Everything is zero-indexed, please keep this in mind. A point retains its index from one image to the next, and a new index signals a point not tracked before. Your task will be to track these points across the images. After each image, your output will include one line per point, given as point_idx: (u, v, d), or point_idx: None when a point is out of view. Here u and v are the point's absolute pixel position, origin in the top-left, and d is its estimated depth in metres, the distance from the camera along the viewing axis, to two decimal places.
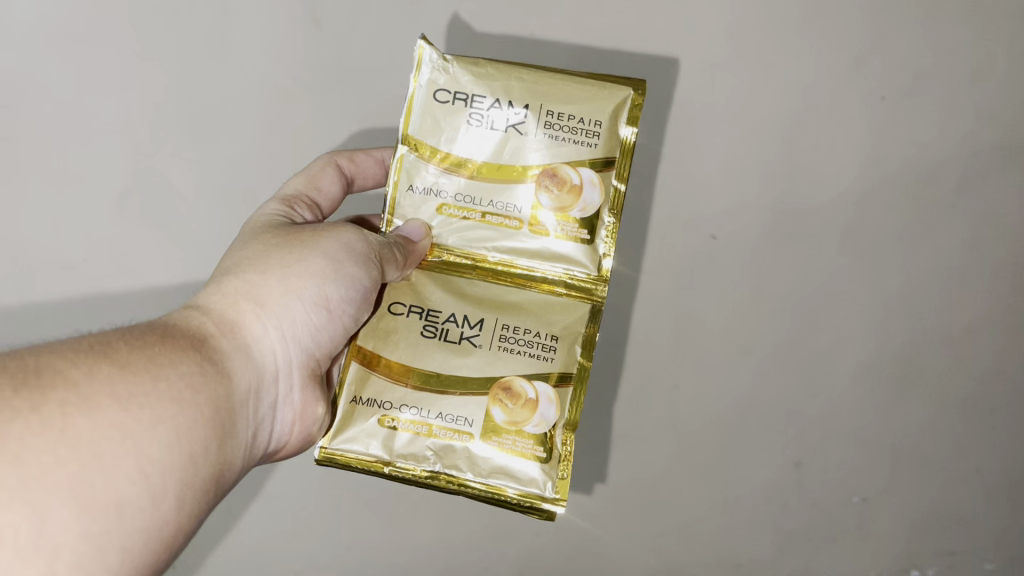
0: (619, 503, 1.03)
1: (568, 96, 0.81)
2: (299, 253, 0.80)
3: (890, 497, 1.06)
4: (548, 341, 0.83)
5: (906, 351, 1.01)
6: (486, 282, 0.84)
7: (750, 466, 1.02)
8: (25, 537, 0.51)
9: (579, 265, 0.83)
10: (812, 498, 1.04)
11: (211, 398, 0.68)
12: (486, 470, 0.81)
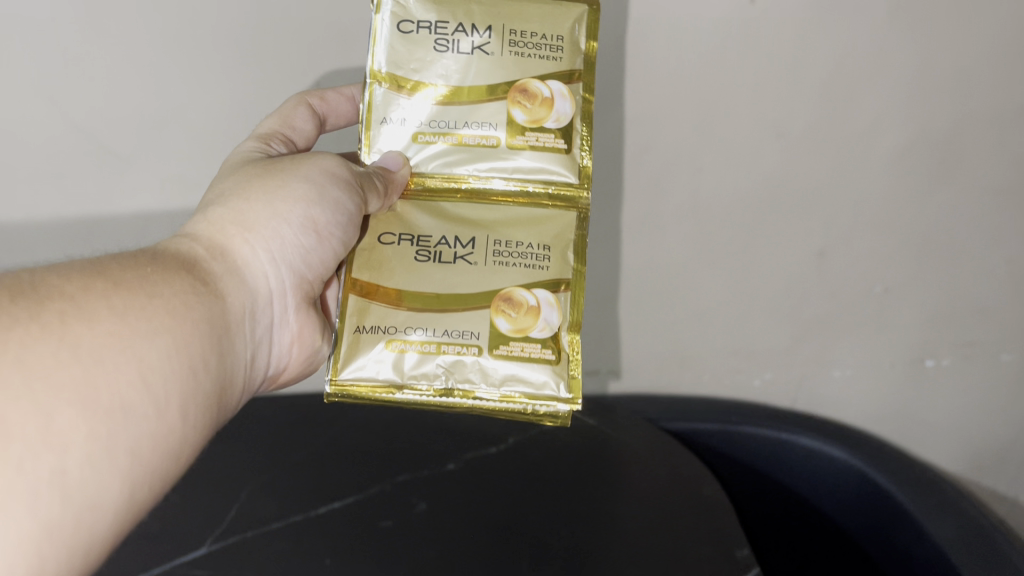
0: (634, 297, 1.02)
1: (529, 13, 0.73)
2: (280, 178, 0.71)
3: (912, 286, 1.02)
4: (540, 251, 0.76)
5: (948, 134, 0.89)
6: (472, 203, 0.76)
7: (771, 252, 0.99)
8: (33, 431, 0.45)
9: (561, 176, 0.76)
10: (833, 287, 1.02)
11: (207, 317, 0.61)
12: (498, 381, 0.75)
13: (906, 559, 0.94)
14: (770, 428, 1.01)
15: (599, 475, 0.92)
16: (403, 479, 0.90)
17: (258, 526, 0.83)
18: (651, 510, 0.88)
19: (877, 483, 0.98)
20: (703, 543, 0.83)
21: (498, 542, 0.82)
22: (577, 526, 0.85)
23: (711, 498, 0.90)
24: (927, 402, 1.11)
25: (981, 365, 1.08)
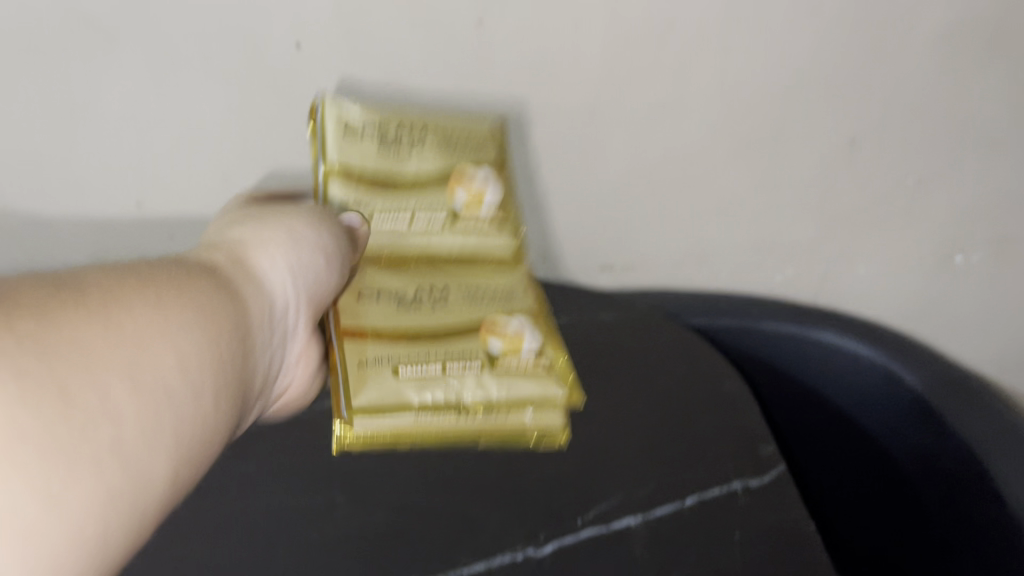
0: (653, 187, 0.97)
1: (454, 126, 0.77)
2: (288, 220, 0.60)
3: (948, 179, 1.03)
4: (502, 302, 0.79)
5: (987, 21, 0.90)
6: (431, 268, 0.79)
7: (802, 141, 0.96)
8: (54, 469, 0.30)
9: (501, 246, 0.81)
10: (862, 175, 1.01)
11: (236, 324, 0.45)
12: (506, 396, 0.74)
13: (927, 455, 0.89)
14: (789, 324, 0.96)
15: (616, 365, 0.81)
16: None
17: None
18: (669, 401, 0.76)
19: (898, 380, 0.91)
20: (726, 439, 0.72)
21: (500, 437, 0.72)
22: (590, 419, 0.75)
23: (736, 396, 0.77)
24: (945, 292, 1.14)
25: (989, 263, 1.12)
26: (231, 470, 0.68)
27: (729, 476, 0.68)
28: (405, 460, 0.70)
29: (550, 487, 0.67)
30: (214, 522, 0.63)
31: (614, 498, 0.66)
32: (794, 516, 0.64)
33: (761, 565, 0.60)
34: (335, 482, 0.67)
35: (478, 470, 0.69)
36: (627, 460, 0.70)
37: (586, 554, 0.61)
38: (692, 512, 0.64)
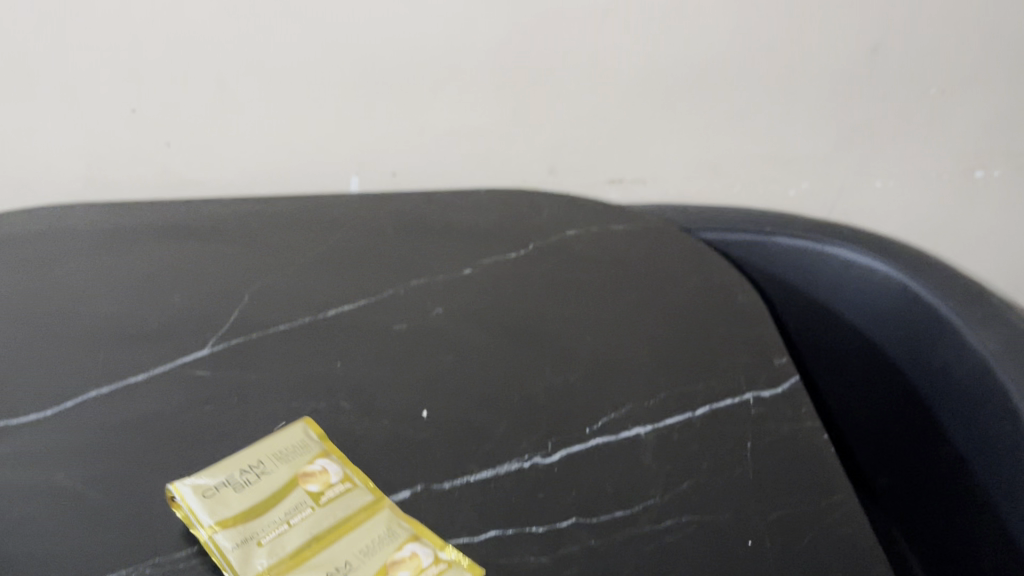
0: (663, 95, 0.99)
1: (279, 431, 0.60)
2: None
3: (973, 91, 1.01)
4: (346, 504, 0.56)
5: None
6: (278, 529, 0.54)
7: (823, 46, 0.96)
8: None
9: (332, 471, 0.59)
10: (884, 86, 1.00)
11: None
12: (340, 508, 0.56)
13: (945, 373, 0.81)
14: (805, 240, 0.91)
15: (628, 275, 0.80)
16: (417, 285, 0.79)
17: (264, 329, 0.73)
18: (680, 311, 0.75)
19: (917, 296, 0.84)
20: (738, 348, 0.70)
21: (510, 347, 0.71)
22: (601, 328, 0.73)
23: (748, 307, 0.75)
24: (968, 212, 1.11)
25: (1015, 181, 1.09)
26: (243, 380, 0.68)
27: (740, 385, 0.66)
28: (417, 371, 0.69)
29: (559, 397, 0.66)
30: (228, 429, 0.64)
31: (625, 407, 0.65)
32: (806, 426, 0.62)
33: (775, 473, 0.59)
34: (346, 390, 0.67)
35: (488, 378, 0.68)
36: (638, 369, 0.68)
37: (596, 462, 0.60)
38: (704, 422, 0.63)
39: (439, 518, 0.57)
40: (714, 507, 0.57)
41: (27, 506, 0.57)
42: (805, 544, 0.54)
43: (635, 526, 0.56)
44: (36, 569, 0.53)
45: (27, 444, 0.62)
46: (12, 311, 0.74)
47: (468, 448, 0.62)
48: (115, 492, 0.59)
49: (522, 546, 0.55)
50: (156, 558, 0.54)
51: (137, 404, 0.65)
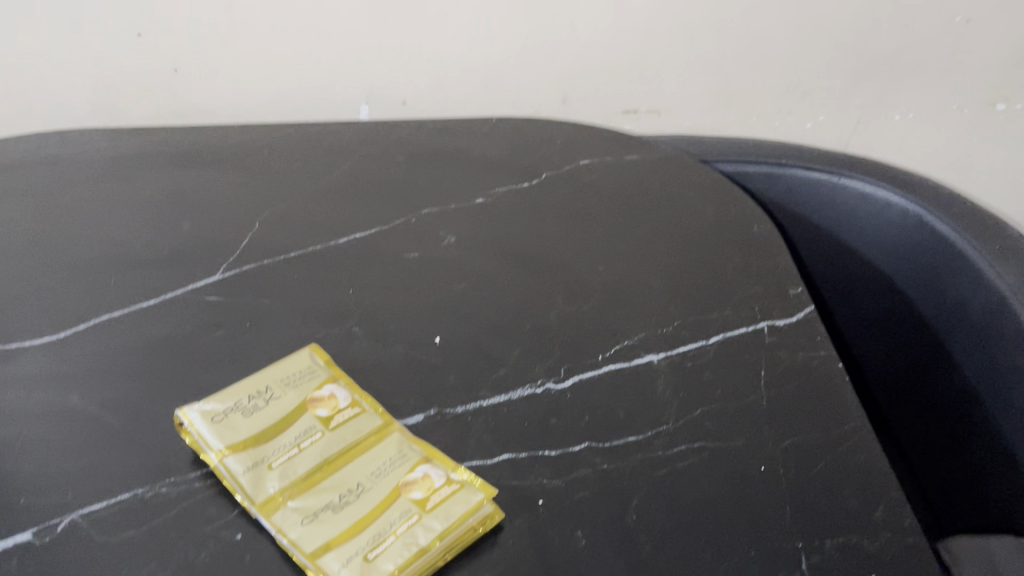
0: (680, 23, 0.96)
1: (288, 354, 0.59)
2: None
3: (1000, 21, 0.98)
4: (357, 429, 0.56)
5: None
6: (290, 454, 0.54)
7: None
8: None
9: (342, 394, 0.58)
10: (908, 15, 0.97)
11: None
12: (351, 433, 0.56)
13: (959, 307, 0.80)
14: (822, 171, 0.89)
15: (642, 205, 0.78)
16: (428, 213, 0.78)
17: (274, 256, 0.73)
18: (694, 241, 0.74)
19: (934, 231, 0.82)
20: (752, 278, 0.69)
21: (522, 276, 0.71)
22: (614, 257, 0.72)
23: (763, 238, 0.74)
24: (989, 149, 1.09)
25: None
26: (255, 306, 0.68)
27: (754, 315, 0.66)
28: (429, 299, 0.69)
29: (572, 325, 0.66)
30: (239, 353, 0.64)
31: (638, 335, 0.64)
32: (820, 355, 0.62)
33: (788, 400, 0.58)
34: (358, 316, 0.67)
35: (500, 305, 0.68)
36: (651, 298, 0.68)
37: (608, 388, 0.60)
38: (717, 350, 0.63)
39: (451, 441, 0.57)
40: (726, 432, 0.56)
41: (42, 426, 0.58)
42: (816, 470, 0.54)
43: (647, 450, 0.55)
44: (53, 486, 0.54)
45: (41, 365, 0.62)
46: (22, 234, 0.74)
47: (480, 373, 0.62)
48: (129, 413, 0.59)
49: (535, 469, 0.55)
50: (170, 477, 0.55)
51: (149, 328, 0.66)
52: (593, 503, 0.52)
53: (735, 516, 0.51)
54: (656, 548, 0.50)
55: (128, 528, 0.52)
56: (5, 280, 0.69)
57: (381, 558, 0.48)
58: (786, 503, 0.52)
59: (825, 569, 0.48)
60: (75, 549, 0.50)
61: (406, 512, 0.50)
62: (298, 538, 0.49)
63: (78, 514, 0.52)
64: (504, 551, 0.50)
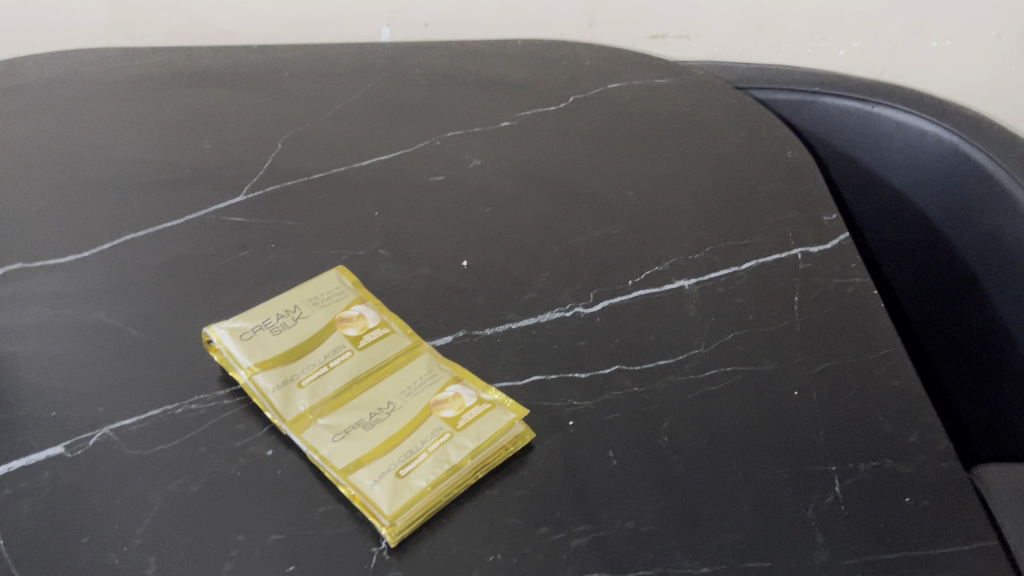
0: None
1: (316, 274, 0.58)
2: None
3: None
4: (386, 349, 0.56)
5: None
6: (319, 372, 0.54)
7: None
8: None
9: (370, 314, 0.58)
10: None
11: None
12: (380, 353, 0.55)
13: (994, 238, 0.79)
14: (857, 100, 0.87)
15: (673, 130, 0.77)
16: (453, 136, 0.76)
17: (298, 177, 0.72)
18: (726, 167, 0.72)
19: (971, 160, 0.79)
20: (785, 205, 0.68)
21: (550, 200, 0.69)
22: (644, 183, 0.71)
23: (797, 164, 0.72)
24: None
25: None
26: (279, 227, 0.67)
27: (787, 242, 0.64)
28: (456, 222, 0.68)
29: (601, 250, 0.65)
30: (265, 273, 0.63)
31: (669, 261, 0.63)
32: (854, 282, 0.61)
33: (822, 326, 0.58)
34: (384, 238, 0.66)
35: (528, 229, 0.67)
36: (682, 224, 0.66)
37: (639, 312, 0.59)
38: (749, 276, 0.62)
39: (481, 363, 0.56)
40: (759, 357, 0.56)
41: (69, 343, 0.58)
42: (850, 396, 0.53)
43: (678, 374, 0.55)
44: (82, 400, 0.54)
45: (67, 282, 0.62)
46: (44, 153, 0.74)
47: (508, 296, 0.61)
48: (157, 331, 0.59)
49: (565, 391, 0.54)
50: (200, 394, 0.55)
51: (173, 247, 0.65)
52: (624, 424, 0.52)
53: (769, 439, 0.51)
54: (687, 469, 0.49)
55: (160, 443, 0.52)
56: (28, 199, 0.69)
57: (414, 474, 0.48)
58: (819, 426, 0.51)
59: (858, 492, 0.48)
60: (107, 462, 0.51)
61: (438, 430, 0.50)
62: (329, 454, 0.49)
63: (109, 428, 0.52)
64: (535, 470, 0.50)
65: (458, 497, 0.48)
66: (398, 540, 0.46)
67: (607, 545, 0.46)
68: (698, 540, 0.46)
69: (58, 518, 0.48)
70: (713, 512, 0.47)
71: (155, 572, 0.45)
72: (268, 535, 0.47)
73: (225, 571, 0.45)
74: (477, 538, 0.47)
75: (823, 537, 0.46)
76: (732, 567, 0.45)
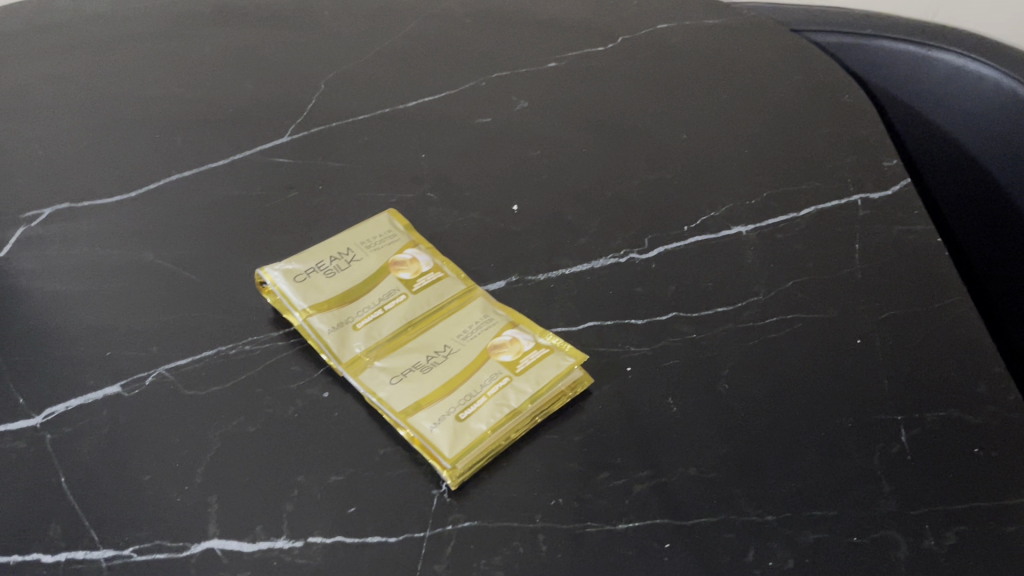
0: None
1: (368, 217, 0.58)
2: None
3: None
4: (440, 293, 0.55)
5: None
6: (374, 316, 0.53)
7: None
8: None
9: (423, 257, 0.57)
10: None
11: None
12: (434, 297, 0.55)
13: None
14: (913, 44, 0.83)
15: (725, 74, 0.74)
16: (499, 77, 0.74)
17: (342, 118, 0.70)
18: (781, 112, 0.70)
19: None
20: (843, 150, 0.66)
21: (600, 144, 0.68)
22: (697, 127, 0.69)
23: (854, 109, 0.70)
24: None
25: None
26: (325, 168, 0.66)
27: (847, 189, 0.63)
28: (505, 165, 0.66)
29: (655, 195, 0.63)
30: (313, 216, 0.62)
31: (725, 207, 0.62)
32: (917, 230, 0.59)
33: (884, 275, 0.56)
34: (433, 181, 0.65)
35: (579, 173, 0.65)
36: (737, 170, 0.65)
37: (695, 259, 0.58)
38: (808, 223, 0.60)
39: (536, 308, 0.56)
40: (820, 305, 0.55)
41: (120, 284, 0.57)
42: (914, 345, 0.52)
43: (738, 321, 0.54)
44: (137, 340, 0.54)
45: (116, 224, 0.62)
46: (88, 95, 0.73)
47: (561, 241, 0.60)
48: (207, 272, 0.58)
49: (622, 336, 0.53)
50: (253, 335, 0.54)
51: (220, 188, 0.64)
52: (684, 370, 0.51)
53: (833, 388, 0.50)
54: (749, 416, 0.49)
55: (215, 383, 0.51)
56: (73, 141, 0.69)
57: (474, 418, 0.47)
58: (883, 376, 0.50)
59: (925, 442, 0.47)
60: (164, 401, 0.50)
61: (496, 374, 0.50)
62: (387, 397, 0.49)
63: (164, 368, 0.52)
64: (594, 415, 0.49)
65: (517, 442, 0.48)
66: (459, 483, 0.46)
67: (670, 492, 0.45)
68: (763, 488, 0.45)
69: (116, 458, 0.48)
70: (777, 461, 0.46)
71: (217, 511, 0.45)
72: (328, 477, 0.47)
73: (286, 511, 0.45)
74: (539, 483, 0.46)
75: (890, 487, 0.45)
76: (798, 516, 0.44)
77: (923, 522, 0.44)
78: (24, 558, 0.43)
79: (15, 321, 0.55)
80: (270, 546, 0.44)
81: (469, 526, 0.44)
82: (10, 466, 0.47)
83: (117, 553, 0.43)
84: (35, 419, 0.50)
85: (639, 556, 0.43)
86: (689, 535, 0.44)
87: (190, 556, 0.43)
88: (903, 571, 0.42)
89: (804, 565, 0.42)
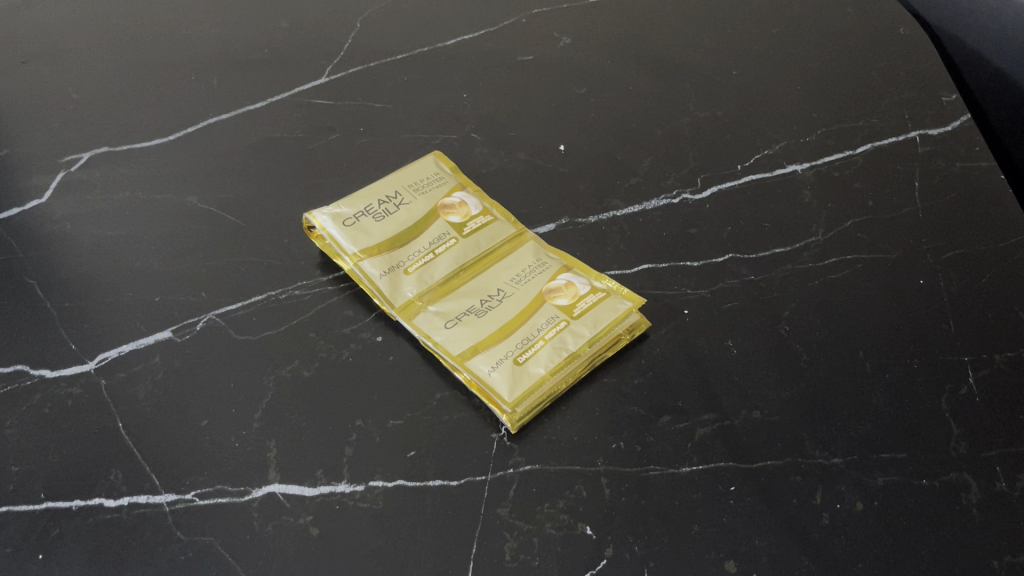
0: None
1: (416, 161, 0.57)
2: None
3: None
4: (491, 237, 0.54)
5: None
6: (424, 262, 0.52)
7: None
8: None
9: (472, 199, 0.56)
10: None
11: None
12: (485, 241, 0.54)
13: None
14: None
15: (774, 9, 0.72)
16: (539, 13, 0.72)
17: (382, 57, 0.69)
18: (835, 47, 0.68)
19: None
20: (900, 86, 0.64)
21: (648, 80, 0.66)
22: (748, 64, 0.67)
23: (911, 41, 0.68)
24: None
25: None
26: (367, 109, 0.65)
27: (905, 125, 0.61)
28: (550, 104, 0.65)
29: (706, 133, 0.61)
30: (356, 158, 0.61)
31: (779, 145, 0.60)
32: (980, 167, 0.57)
33: (947, 214, 0.55)
34: (477, 121, 0.64)
35: (628, 112, 0.64)
36: (789, 108, 0.63)
37: (750, 200, 0.57)
38: (866, 163, 0.58)
39: (588, 251, 0.54)
40: (882, 246, 0.53)
41: (166, 229, 0.57)
42: (981, 286, 0.51)
43: (798, 262, 0.53)
44: (185, 285, 0.53)
45: (158, 168, 0.61)
46: (120, 39, 0.72)
47: (612, 182, 0.59)
48: (252, 217, 0.57)
49: (678, 279, 0.52)
50: (302, 280, 0.54)
51: (260, 131, 0.63)
52: (743, 314, 0.50)
53: (896, 329, 0.49)
54: (813, 359, 0.48)
55: (267, 329, 0.51)
56: (108, 85, 0.67)
57: (533, 361, 0.47)
58: (948, 317, 0.49)
59: (994, 384, 0.46)
60: (217, 346, 0.50)
61: (554, 317, 0.49)
62: (443, 340, 0.48)
63: (214, 313, 0.52)
64: (653, 358, 0.48)
65: (575, 386, 0.47)
66: (519, 426, 0.45)
67: (734, 435, 0.45)
68: (828, 431, 0.45)
69: (174, 403, 0.47)
70: (842, 404, 0.46)
71: (276, 455, 0.45)
72: (386, 421, 0.46)
73: (346, 455, 0.45)
74: (600, 426, 0.45)
75: (959, 429, 0.44)
76: (866, 458, 0.43)
77: (994, 464, 0.43)
78: (87, 502, 0.43)
79: (61, 267, 0.55)
80: (332, 490, 0.43)
81: (531, 469, 0.44)
82: (67, 411, 0.47)
83: (179, 497, 0.43)
84: (88, 364, 0.49)
85: (706, 499, 0.42)
86: (755, 478, 0.43)
87: (252, 500, 0.43)
88: (975, 514, 0.41)
89: (873, 508, 0.42)
